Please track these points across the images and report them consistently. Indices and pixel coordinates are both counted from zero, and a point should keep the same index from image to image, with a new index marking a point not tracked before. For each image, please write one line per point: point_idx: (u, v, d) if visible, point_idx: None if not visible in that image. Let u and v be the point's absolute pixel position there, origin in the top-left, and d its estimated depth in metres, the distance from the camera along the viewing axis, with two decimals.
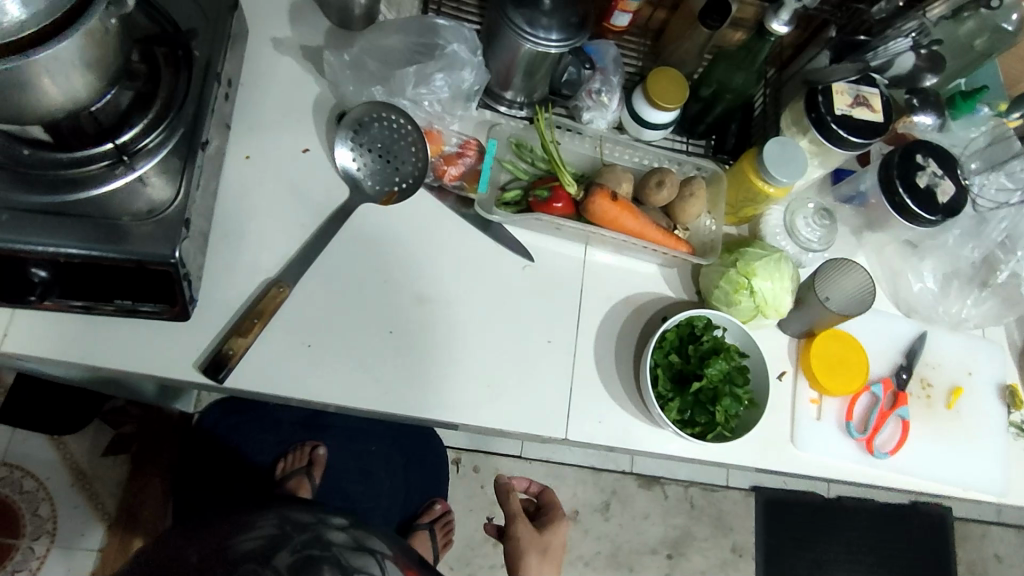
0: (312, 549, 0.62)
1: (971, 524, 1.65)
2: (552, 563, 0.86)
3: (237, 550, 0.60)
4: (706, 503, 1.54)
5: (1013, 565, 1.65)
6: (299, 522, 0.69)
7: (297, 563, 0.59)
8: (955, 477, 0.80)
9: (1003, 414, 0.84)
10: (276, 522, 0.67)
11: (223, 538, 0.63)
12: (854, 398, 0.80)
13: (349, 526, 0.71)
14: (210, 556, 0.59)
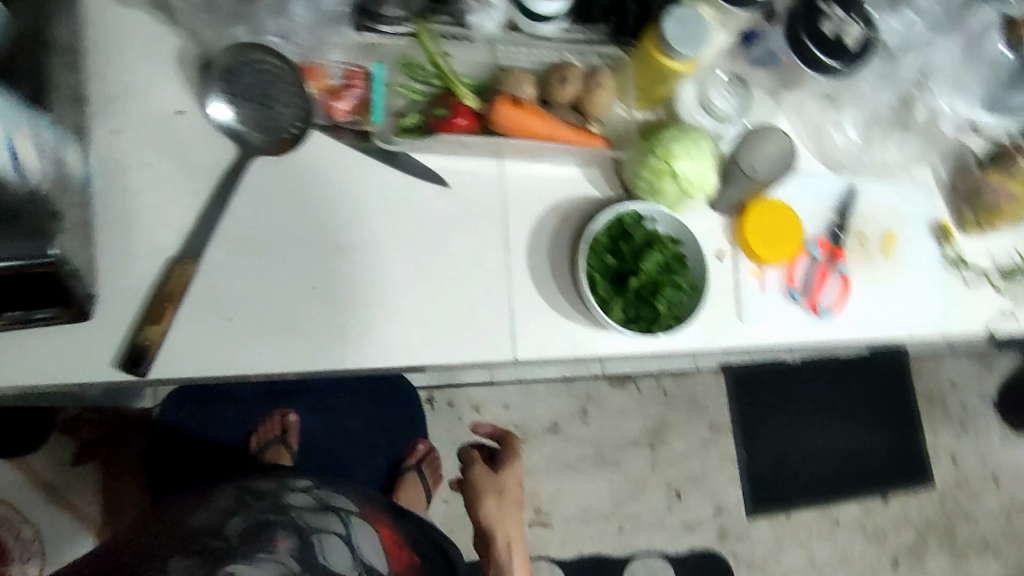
0: (268, 513, 0.63)
1: (925, 358, 1.74)
2: (511, 502, 0.94)
3: (190, 526, 0.62)
4: (678, 389, 1.58)
5: (969, 388, 1.75)
6: (259, 491, 0.69)
7: (250, 531, 0.61)
8: (899, 321, 0.83)
9: (937, 250, 0.86)
10: (235, 494, 0.68)
11: (183, 517, 0.64)
12: (793, 263, 0.80)
13: (315, 486, 0.71)
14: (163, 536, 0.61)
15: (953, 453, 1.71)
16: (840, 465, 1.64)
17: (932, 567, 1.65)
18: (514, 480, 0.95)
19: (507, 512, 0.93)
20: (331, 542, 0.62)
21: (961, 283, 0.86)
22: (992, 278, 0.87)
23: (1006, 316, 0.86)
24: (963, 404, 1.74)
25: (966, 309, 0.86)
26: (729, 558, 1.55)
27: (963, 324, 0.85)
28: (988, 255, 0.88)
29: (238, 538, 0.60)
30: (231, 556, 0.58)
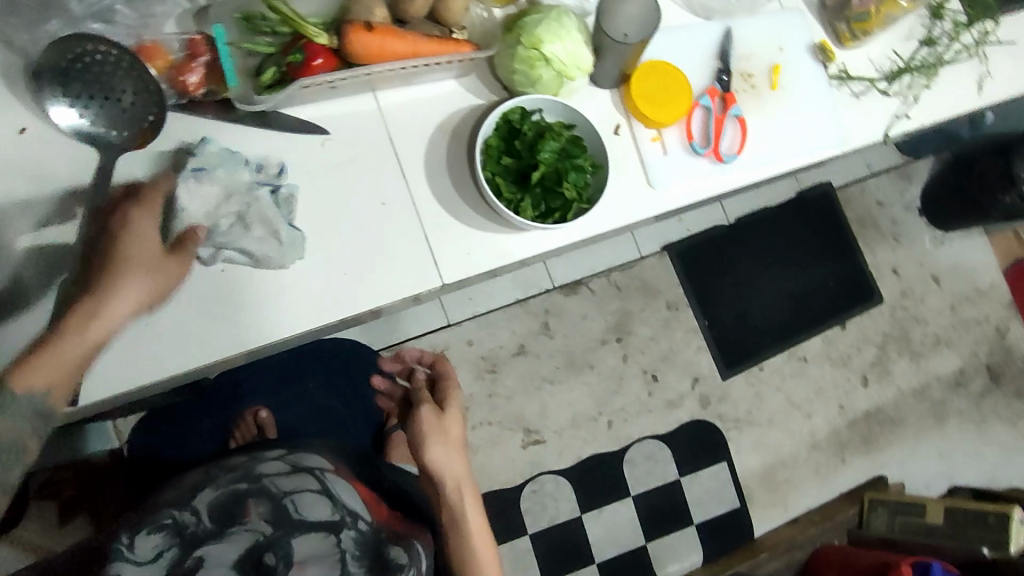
0: (237, 483, 0.75)
1: (846, 187, 1.82)
2: (455, 444, 0.91)
3: (169, 503, 0.74)
4: (629, 280, 1.62)
5: (894, 203, 1.85)
6: (229, 465, 0.81)
7: (219, 500, 0.73)
8: (801, 147, 0.85)
9: (822, 70, 0.87)
10: (206, 470, 0.80)
11: (162, 497, 0.76)
12: (688, 118, 0.81)
13: (285, 452, 0.83)
14: (144, 513, 0.74)
15: (894, 267, 1.82)
16: (794, 307, 1.72)
17: (898, 373, 1.77)
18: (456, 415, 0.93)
19: (453, 455, 0.90)
20: (300, 501, 0.74)
21: (851, 97, 0.88)
22: (879, 84, 0.89)
23: (900, 117, 0.89)
24: (892, 219, 1.84)
25: (861, 121, 0.88)
26: (717, 420, 1.63)
27: (860, 136, 0.88)
28: (870, 63, 0.90)
29: (211, 512, 0.72)
30: (208, 530, 0.70)
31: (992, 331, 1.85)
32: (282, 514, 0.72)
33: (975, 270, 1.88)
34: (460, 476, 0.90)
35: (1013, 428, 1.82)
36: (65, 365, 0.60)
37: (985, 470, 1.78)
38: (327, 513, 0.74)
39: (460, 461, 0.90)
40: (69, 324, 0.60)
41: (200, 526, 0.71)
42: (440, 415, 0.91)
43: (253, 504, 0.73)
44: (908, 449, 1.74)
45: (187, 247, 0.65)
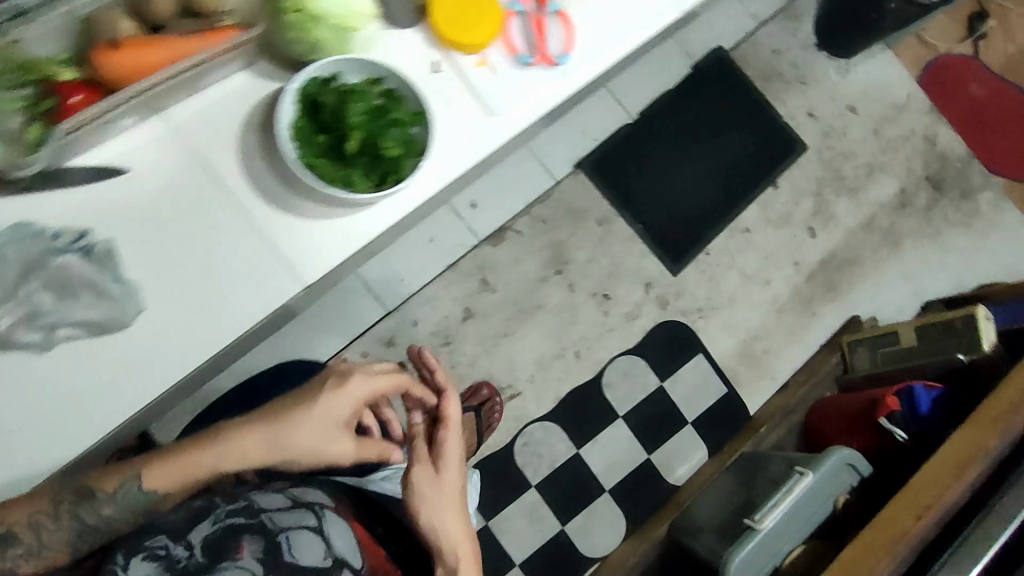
0: (234, 517, 0.77)
1: (740, 46, 1.77)
2: (454, 508, 0.91)
3: (163, 523, 0.74)
4: (551, 210, 1.58)
5: (791, 46, 1.80)
6: (227, 488, 0.81)
7: (215, 537, 0.74)
8: (636, 22, 0.82)
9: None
10: (206, 492, 0.79)
11: (158, 511, 0.76)
12: (505, 30, 0.79)
13: (287, 483, 0.85)
14: (138, 533, 0.74)
15: (809, 111, 1.79)
16: (721, 181, 1.69)
17: (841, 214, 1.77)
18: (453, 475, 0.93)
19: (450, 515, 0.90)
20: (295, 541, 0.78)
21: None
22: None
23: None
24: (793, 62, 1.80)
25: None
26: (681, 317, 1.61)
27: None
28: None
29: (207, 545, 0.73)
30: (199, 564, 0.72)
31: (921, 143, 1.85)
32: (276, 555, 0.75)
33: (889, 87, 1.85)
34: (456, 538, 0.90)
35: (967, 231, 1.83)
36: (186, 479, 0.78)
37: (952, 279, 1.79)
38: (320, 559, 0.78)
39: (455, 522, 0.91)
40: (220, 450, 0.79)
41: (191, 561, 0.72)
42: (439, 473, 0.92)
43: (247, 544, 0.75)
44: (873, 284, 1.75)
45: (340, 432, 0.84)
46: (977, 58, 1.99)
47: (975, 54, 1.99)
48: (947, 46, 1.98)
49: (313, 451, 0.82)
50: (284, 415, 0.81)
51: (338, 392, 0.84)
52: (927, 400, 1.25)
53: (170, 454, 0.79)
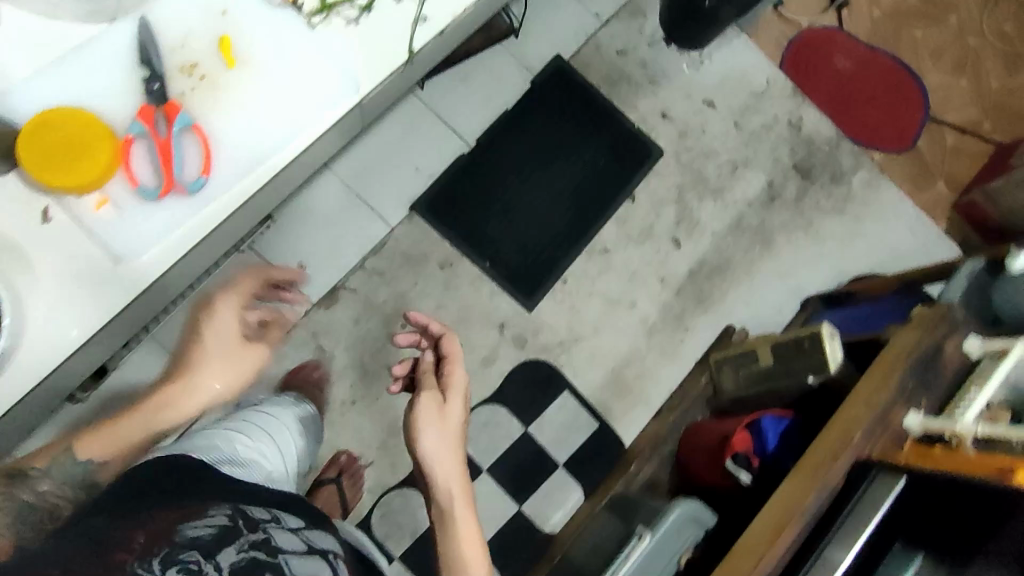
0: (258, 551, 0.67)
1: (581, 52, 1.66)
2: (451, 435, 0.95)
3: (189, 541, 0.64)
4: (387, 261, 1.48)
5: (639, 43, 1.69)
6: (251, 514, 0.72)
7: (245, 564, 0.65)
8: (292, 122, 0.85)
9: (297, 16, 0.86)
10: (230, 512, 0.70)
11: (177, 519, 0.66)
12: (129, 161, 0.82)
13: (303, 525, 0.77)
14: (159, 542, 0.63)
15: (664, 111, 1.68)
16: (572, 200, 1.59)
17: (706, 218, 1.67)
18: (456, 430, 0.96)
19: (448, 444, 0.94)
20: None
21: (347, 45, 0.86)
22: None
23: (417, 23, 0.87)
24: (643, 60, 1.69)
25: (359, 55, 0.86)
26: (541, 354, 1.53)
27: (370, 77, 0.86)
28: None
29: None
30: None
31: (786, 130, 1.76)
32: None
33: (748, 75, 1.75)
34: (450, 470, 0.92)
35: (839, 217, 1.76)
36: (126, 440, 0.82)
37: (830, 270, 1.71)
38: None
39: (451, 454, 0.93)
40: (149, 409, 0.86)
41: None
42: (442, 402, 0.96)
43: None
44: (747, 287, 1.66)
45: (243, 346, 0.91)
46: (842, 28, 1.91)
47: (839, 25, 1.91)
48: (810, 20, 1.88)
49: (225, 374, 0.89)
50: (197, 356, 0.89)
51: (216, 316, 0.91)
52: (775, 434, 1.18)
53: (99, 428, 0.83)
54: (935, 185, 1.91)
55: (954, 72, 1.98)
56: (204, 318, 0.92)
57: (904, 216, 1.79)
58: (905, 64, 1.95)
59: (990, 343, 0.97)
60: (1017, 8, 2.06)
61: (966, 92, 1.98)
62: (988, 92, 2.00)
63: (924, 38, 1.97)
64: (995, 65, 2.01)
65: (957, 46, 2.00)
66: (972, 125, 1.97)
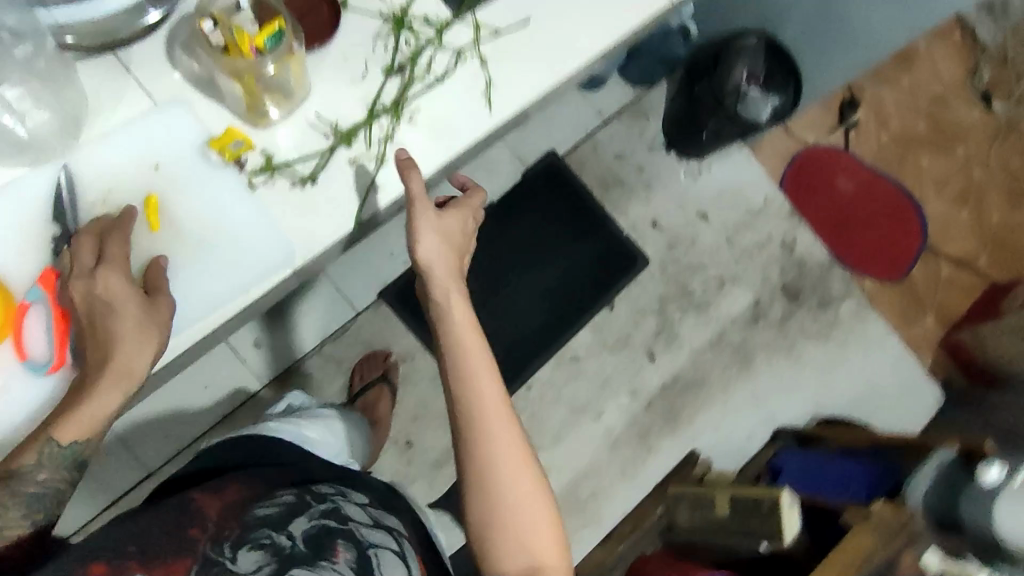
0: (328, 520, 0.79)
1: (577, 149, 1.62)
2: (448, 248, 0.79)
3: (263, 518, 0.77)
4: (347, 347, 1.43)
5: (638, 147, 1.65)
6: (318, 490, 0.85)
7: (311, 536, 0.77)
8: (220, 293, 0.73)
9: (233, 176, 0.74)
10: (299, 492, 0.82)
11: (250, 502, 0.79)
12: (21, 330, 0.70)
13: (370, 501, 0.88)
14: (235, 522, 0.77)
15: (654, 219, 1.64)
16: (546, 303, 1.53)
17: (686, 333, 1.59)
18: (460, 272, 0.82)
19: (442, 256, 0.78)
20: (381, 559, 0.80)
21: (288, 214, 0.74)
22: (316, 166, 0.75)
23: (370, 191, 0.76)
24: (640, 164, 1.65)
25: (308, 219, 0.75)
26: None
27: (306, 249, 0.74)
28: (300, 148, 0.75)
29: (305, 541, 0.76)
30: (303, 554, 0.74)
31: (778, 250, 1.69)
32: (365, 568, 0.77)
33: (745, 190, 1.70)
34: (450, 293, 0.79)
35: (823, 344, 1.67)
36: (95, 416, 0.67)
37: (806, 401, 1.63)
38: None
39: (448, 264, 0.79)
40: (100, 383, 0.67)
41: (294, 550, 0.74)
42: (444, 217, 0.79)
43: (341, 549, 0.77)
44: (718, 410, 1.58)
45: (151, 303, 0.68)
46: (847, 148, 1.87)
47: (845, 145, 1.87)
48: (815, 137, 1.85)
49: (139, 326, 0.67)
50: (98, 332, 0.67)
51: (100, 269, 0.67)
52: None
53: (61, 411, 0.68)
54: (925, 318, 1.82)
55: (957, 203, 1.92)
56: (85, 272, 0.67)
57: (891, 351, 1.72)
58: (908, 192, 1.89)
59: (950, 563, 0.94)
60: None
61: (968, 224, 1.91)
62: (991, 227, 1.92)
63: (929, 167, 1.93)
64: (1000, 201, 1.95)
65: (963, 177, 1.94)
66: (971, 259, 1.88)
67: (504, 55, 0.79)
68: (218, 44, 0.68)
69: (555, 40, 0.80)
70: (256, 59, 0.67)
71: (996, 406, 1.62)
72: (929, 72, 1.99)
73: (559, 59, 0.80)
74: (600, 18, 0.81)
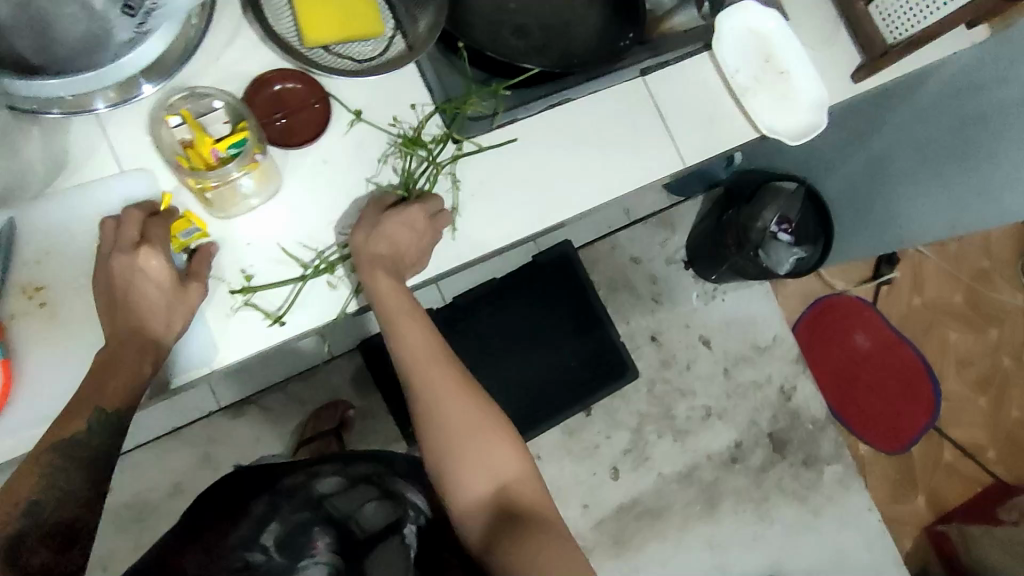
0: (301, 513, 0.88)
1: (593, 245, 1.58)
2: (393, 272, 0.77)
3: (235, 541, 0.82)
4: (311, 391, 1.42)
5: (656, 256, 1.61)
6: (281, 489, 0.92)
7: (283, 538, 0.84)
8: None
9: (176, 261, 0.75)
10: (267, 501, 0.89)
11: (226, 530, 0.84)
12: None
13: (340, 463, 0.97)
14: (209, 552, 0.80)
15: (653, 333, 1.59)
16: (523, 394, 1.47)
17: (657, 458, 1.55)
18: (413, 267, 0.79)
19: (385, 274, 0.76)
20: (364, 518, 0.90)
21: (223, 311, 0.76)
22: (270, 264, 0.77)
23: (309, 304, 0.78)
24: (653, 275, 1.60)
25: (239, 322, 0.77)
26: None
27: (238, 349, 0.77)
28: (255, 245, 0.77)
29: (279, 548, 0.83)
30: (283, 563, 0.82)
31: (775, 394, 1.63)
32: (349, 538, 0.87)
33: (756, 325, 1.64)
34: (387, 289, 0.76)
35: (798, 503, 1.60)
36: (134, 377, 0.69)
37: (764, 557, 1.56)
38: (385, 521, 0.89)
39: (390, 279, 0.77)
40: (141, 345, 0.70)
41: (272, 560, 0.81)
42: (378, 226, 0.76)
43: (321, 537, 0.85)
44: (670, 545, 1.52)
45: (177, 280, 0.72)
46: (874, 305, 1.79)
47: (872, 301, 1.80)
48: (844, 285, 1.78)
49: (168, 303, 0.71)
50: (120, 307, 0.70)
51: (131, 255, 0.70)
52: None
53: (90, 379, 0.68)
54: (914, 498, 1.74)
55: (976, 388, 1.84)
56: (125, 246, 0.71)
57: (867, 529, 1.62)
58: (927, 362, 1.81)
59: None
60: None
61: (981, 412, 1.83)
62: (1006, 420, 1.84)
63: (956, 342, 1.85)
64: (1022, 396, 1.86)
65: (989, 363, 1.86)
66: (975, 449, 1.80)
67: (490, 189, 0.82)
68: (181, 150, 0.71)
69: (554, 187, 0.83)
70: (216, 165, 0.70)
71: None
72: (980, 245, 1.90)
73: (550, 209, 0.83)
74: (603, 173, 0.84)
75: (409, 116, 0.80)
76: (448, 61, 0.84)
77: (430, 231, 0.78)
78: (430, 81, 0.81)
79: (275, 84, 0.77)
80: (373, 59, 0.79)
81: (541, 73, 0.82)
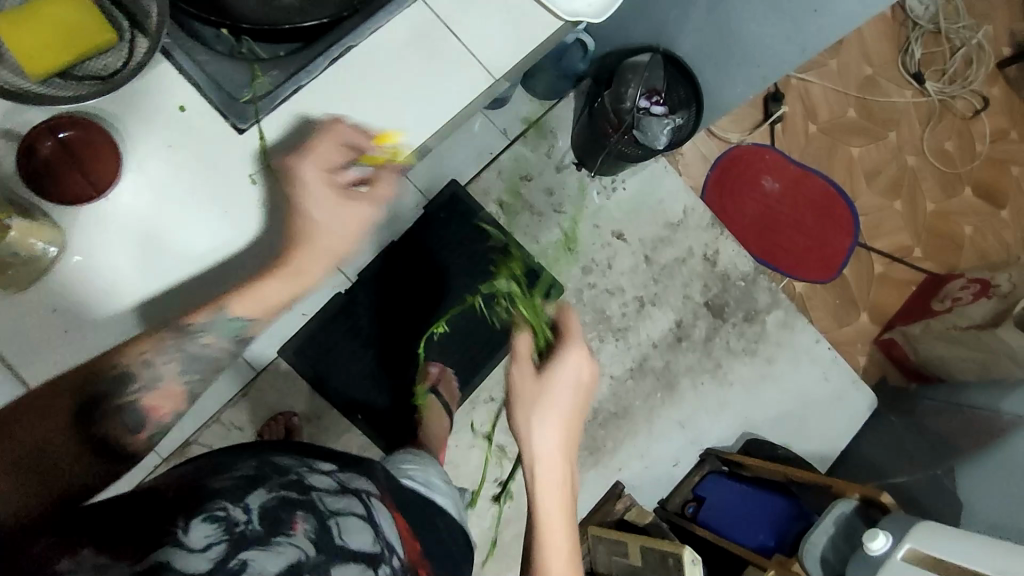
0: (287, 491, 0.63)
1: (480, 176, 1.54)
2: (548, 407, 0.83)
3: (218, 489, 0.60)
4: (246, 413, 1.40)
5: (545, 168, 1.57)
6: (276, 462, 0.69)
7: (269, 509, 0.60)
8: None
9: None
10: (256, 462, 0.67)
11: (204, 479, 0.62)
12: None
13: (337, 467, 0.73)
14: (189, 494, 0.60)
15: (567, 245, 1.57)
16: (453, 343, 1.45)
17: (606, 362, 1.57)
18: (569, 418, 0.84)
19: (549, 426, 0.82)
20: (345, 526, 0.64)
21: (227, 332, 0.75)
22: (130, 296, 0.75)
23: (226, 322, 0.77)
24: (548, 187, 1.57)
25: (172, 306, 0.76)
26: None
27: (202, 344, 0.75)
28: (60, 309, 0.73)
29: (261, 516, 0.59)
30: (257, 532, 0.57)
31: (701, 264, 1.64)
32: (331, 540, 0.61)
33: (664, 203, 1.63)
34: (543, 445, 0.81)
35: (749, 359, 1.64)
36: (267, 299, 0.76)
37: (733, 419, 1.62)
38: (368, 544, 0.64)
39: (554, 435, 0.82)
40: (283, 270, 0.76)
41: (249, 528, 0.58)
42: (538, 376, 0.85)
43: (301, 521, 0.61)
44: (642, 439, 1.56)
45: (349, 206, 0.76)
46: (772, 145, 1.79)
47: (771, 142, 1.80)
48: (739, 136, 1.77)
49: (335, 223, 0.76)
50: (301, 213, 0.75)
51: (326, 198, 0.75)
52: None
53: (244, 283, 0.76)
54: (857, 317, 1.80)
55: (889, 194, 1.87)
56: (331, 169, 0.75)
57: (821, 360, 1.68)
58: (838, 185, 1.83)
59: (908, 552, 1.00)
60: (959, 127, 1.96)
61: (899, 215, 1.87)
62: (924, 215, 1.89)
63: (860, 156, 1.87)
64: (933, 188, 1.91)
65: (896, 166, 1.89)
66: (903, 252, 1.85)
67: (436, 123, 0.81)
68: None
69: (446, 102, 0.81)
70: None
71: (924, 412, 1.60)
72: (858, 54, 1.90)
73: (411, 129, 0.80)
74: (414, 109, 0.80)
75: (183, 118, 0.75)
76: (230, 55, 0.77)
77: (574, 374, 0.86)
78: (191, 73, 0.75)
79: (41, 143, 0.71)
80: (117, 72, 0.71)
81: (308, 28, 0.76)
